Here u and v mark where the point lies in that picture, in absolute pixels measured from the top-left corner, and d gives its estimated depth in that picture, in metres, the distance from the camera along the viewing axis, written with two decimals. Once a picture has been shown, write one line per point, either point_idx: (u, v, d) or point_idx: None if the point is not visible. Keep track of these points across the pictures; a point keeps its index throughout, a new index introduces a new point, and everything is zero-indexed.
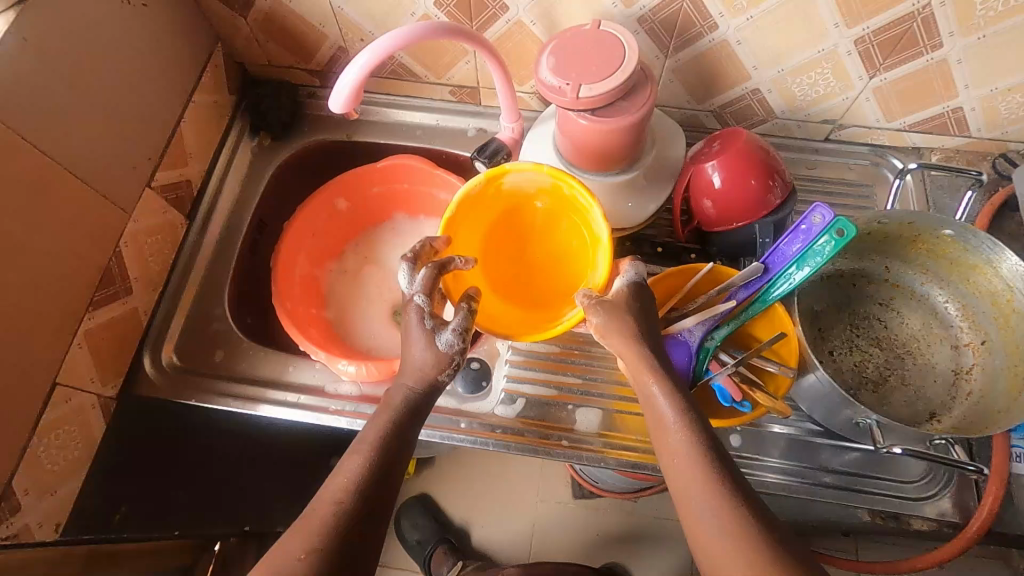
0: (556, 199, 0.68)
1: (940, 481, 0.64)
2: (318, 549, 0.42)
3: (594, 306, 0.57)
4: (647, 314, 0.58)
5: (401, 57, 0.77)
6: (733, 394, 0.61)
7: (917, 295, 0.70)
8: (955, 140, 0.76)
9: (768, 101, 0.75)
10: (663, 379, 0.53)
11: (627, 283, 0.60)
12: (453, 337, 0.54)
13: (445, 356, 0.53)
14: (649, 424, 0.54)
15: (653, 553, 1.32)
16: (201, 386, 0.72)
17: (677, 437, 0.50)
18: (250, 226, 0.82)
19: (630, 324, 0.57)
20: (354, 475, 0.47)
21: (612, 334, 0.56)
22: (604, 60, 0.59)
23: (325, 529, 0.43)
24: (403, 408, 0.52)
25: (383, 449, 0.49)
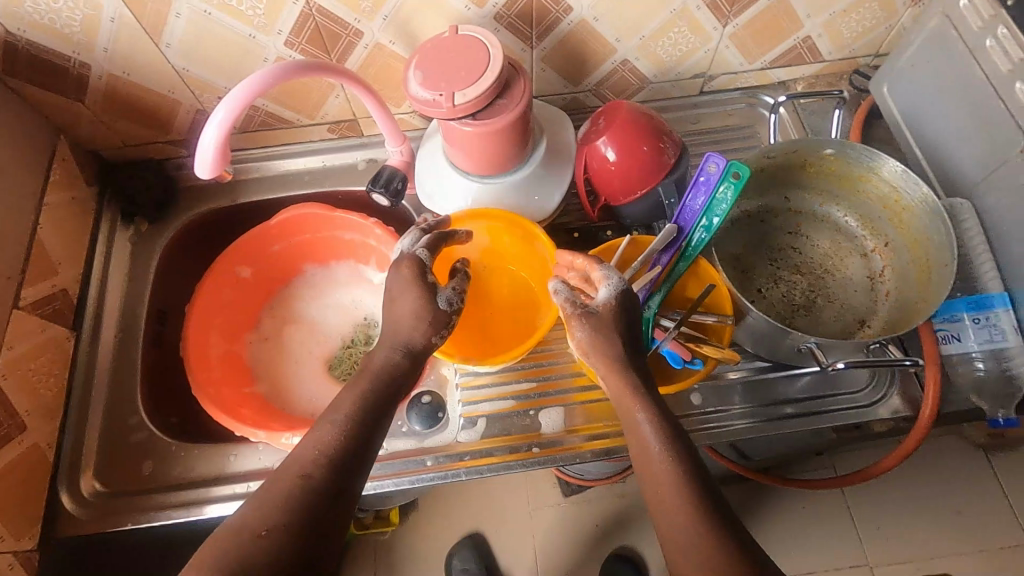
0: (497, 244, 0.73)
1: (885, 382, 0.67)
2: (280, 523, 0.43)
3: (580, 318, 0.56)
4: (633, 326, 0.56)
5: (265, 105, 0.73)
6: (683, 355, 0.61)
7: (819, 217, 0.74)
8: (813, 66, 0.80)
9: (639, 69, 0.77)
10: (649, 406, 0.52)
11: (611, 292, 0.56)
12: (451, 296, 0.59)
13: (445, 314, 0.58)
14: (631, 447, 0.52)
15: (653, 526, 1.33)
16: (134, 506, 0.65)
17: (661, 467, 0.49)
18: (149, 319, 0.75)
19: (617, 346, 0.54)
20: (328, 441, 0.48)
21: (596, 351, 0.54)
22: (470, 64, 0.58)
23: (292, 501, 0.44)
24: (379, 390, 0.53)
25: (356, 427, 0.50)
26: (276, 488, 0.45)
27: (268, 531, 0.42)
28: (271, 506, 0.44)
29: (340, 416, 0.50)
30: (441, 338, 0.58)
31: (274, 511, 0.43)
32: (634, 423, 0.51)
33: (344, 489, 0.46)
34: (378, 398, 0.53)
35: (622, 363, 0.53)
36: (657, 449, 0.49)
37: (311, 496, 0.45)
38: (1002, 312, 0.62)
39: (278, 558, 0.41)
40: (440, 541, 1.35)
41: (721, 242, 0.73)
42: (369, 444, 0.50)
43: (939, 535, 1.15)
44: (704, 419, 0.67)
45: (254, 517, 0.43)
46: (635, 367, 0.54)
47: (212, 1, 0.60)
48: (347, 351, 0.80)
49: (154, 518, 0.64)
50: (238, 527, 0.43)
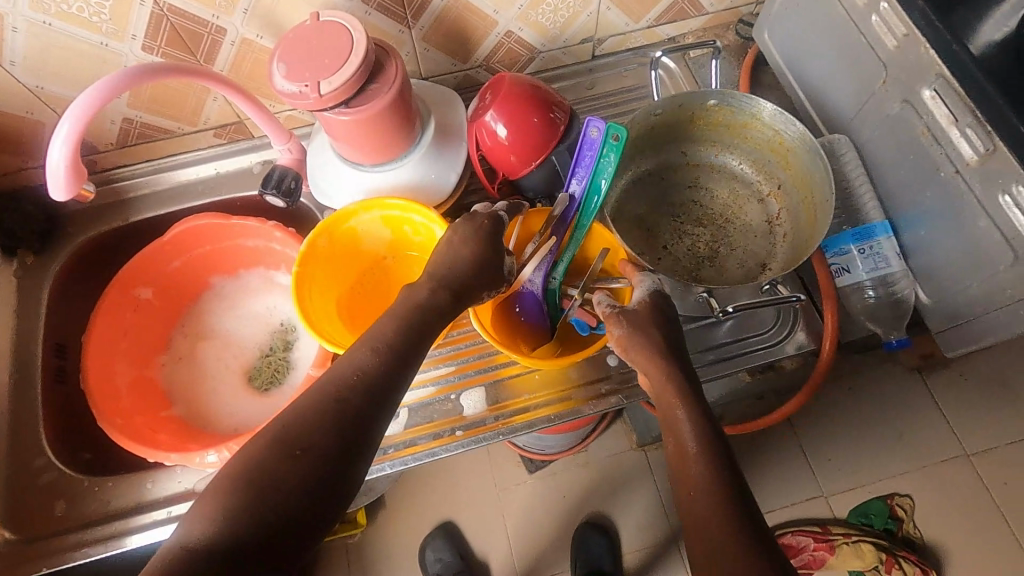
0: (402, 236, 0.71)
1: (790, 320, 0.69)
2: (315, 445, 0.44)
3: (617, 318, 0.58)
4: (669, 322, 0.58)
5: (139, 117, 0.70)
6: (590, 322, 0.67)
7: (715, 167, 0.75)
8: (697, 20, 0.81)
9: (524, 39, 0.76)
10: (693, 406, 0.53)
11: (645, 291, 0.60)
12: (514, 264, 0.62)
13: (502, 275, 0.61)
14: (669, 446, 0.53)
15: (616, 489, 1.36)
16: (50, 549, 0.62)
17: (695, 466, 0.50)
18: (47, 355, 0.71)
19: (657, 342, 0.56)
20: (365, 372, 0.50)
21: (634, 347, 0.57)
22: (333, 51, 0.56)
23: (326, 428, 0.45)
24: (409, 334, 0.53)
25: (380, 379, 0.50)
26: (313, 406, 0.47)
27: (302, 453, 0.44)
28: (309, 424, 0.45)
29: (382, 345, 0.52)
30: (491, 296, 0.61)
31: (313, 431, 0.45)
32: (675, 421, 0.53)
33: (374, 418, 0.48)
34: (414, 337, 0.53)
35: (661, 356, 0.56)
36: (692, 446, 0.51)
37: (342, 423, 0.46)
38: (884, 239, 0.65)
39: (299, 480, 0.43)
40: (410, 535, 1.34)
41: (624, 204, 0.73)
42: (405, 375, 0.52)
43: (883, 458, 1.21)
44: (622, 379, 0.68)
45: (293, 431, 0.45)
46: (678, 367, 0.56)
47: (50, 10, 0.56)
48: (266, 360, 0.79)
49: (65, 559, 0.62)
50: (277, 439, 0.45)
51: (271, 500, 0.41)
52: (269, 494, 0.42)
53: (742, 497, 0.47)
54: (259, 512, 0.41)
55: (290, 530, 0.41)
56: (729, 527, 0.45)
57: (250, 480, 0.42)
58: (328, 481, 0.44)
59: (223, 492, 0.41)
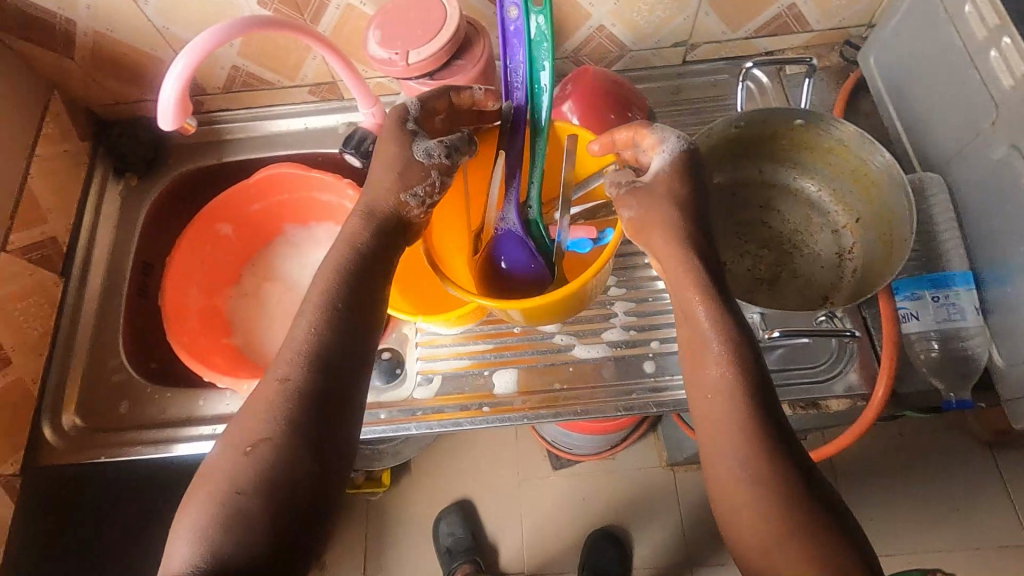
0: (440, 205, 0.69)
1: (844, 359, 0.66)
2: (264, 435, 0.43)
3: (627, 198, 0.53)
4: (700, 209, 0.52)
5: (246, 65, 0.76)
6: (589, 235, 0.64)
7: (792, 191, 0.73)
8: (801, 36, 0.78)
9: (616, 35, 0.76)
10: (713, 301, 0.48)
11: (664, 158, 0.53)
12: (429, 146, 0.54)
13: (420, 168, 0.53)
14: (684, 339, 0.49)
15: (637, 503, 1.35)
16: (108, 441, 0.69)
17: (716, 369, 0.46)
18: (134, 270, 0.79)
19: (677, 222, 0.51)
20: (302, 340, 0.47)
21: (649, 230, 0.51)
22: (427, 24, 0.59)
23: (277, 413, 0.44)
24: (349, 271, 0.50)
25: (321, 346, 0.47)
26: (260, 397, 0.45)
27: (253, 450, 0.42)
28: (260, 418, 0.44)
29: (313, 307, 0.49)
30: (414, 200, 0.54)
31: (257, 422, 0.43)
32: (692, 316, 0.48)
33: (330, 382, 0.46)
34: (361, 279, 0.51)
35: (686, 242, 0.50)
36: (717, 344, 0.47)
37: (296, 401, 0.44)
38: (962, 291, 0.61)
39: (267, 472, 0.41)
40: (428, 503, 1.39)
41: None
42: (357, 337, 0.49)
43: (932, 528, 1.12)
44: (656, 387, 0.68)
45: (244, 430, 0.43)
46: (702, 256, 0.50)
47: None
48: None
49: (120, 452, 0.68)
50: (228, 444, 0.43)
51: (239, 501, 0.40)
52: (234, 494, 0.40)
53: (785, 442, 0.43)
54: (228, 515, 0.39)
55: (277, 526, 0.39)
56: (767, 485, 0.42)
57: (208, 488, 0.41)
58: (298, 462, 0.42)
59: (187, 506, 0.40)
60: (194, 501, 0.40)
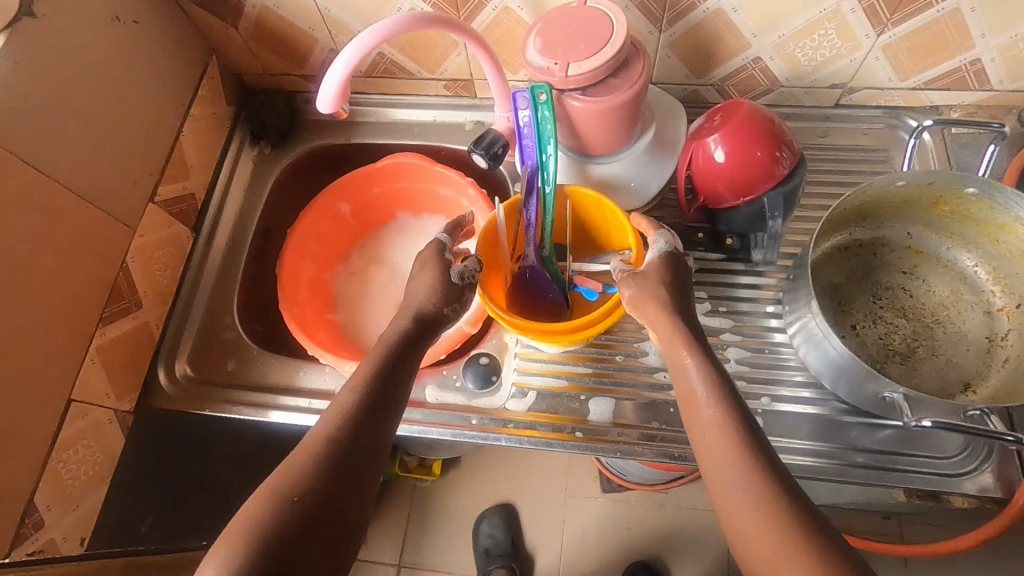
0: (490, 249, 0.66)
1: (979, 455, 0.60)
2: (310, 487, 0.45)
3: (628, 279, 0.58)
4: (683, 287, 0.57)
5: (392, 54, 0.77)
6: (596, 287, 0.68)
7: (943, 261, 0.67)
8: (976, 94, 0.72)
9: (771, 69, 0.72)
10: (698, 352, 0.52)
11: (658, 253, 0.59)
12: (464, 268, 0.60)
13: (455, 289, 0.60)
14: (678, 392, 0.53)
15: (686, 545, 1.30)
16: (215, 396, 0.72)
17: (708, 410, 0.49)
18: (256, 235, 0.82)
19: (664, 294, 0.56)
20: (347, 408, 0.51)
21: (642, 306, 0.57)
22: (592, 37, 0.58)
23: (318, 467, 0.47)
24: (391, 357, 0.55)
25: (364, 405, 0.51)
26: (304, 450, 0.48)
27: (300, 499, 0.45)
28: (303, 472, 0.46)
29: (361, 379, 0.53)
30: (453, 311, 0.59)
31: (301, 475, 0.46)
32: (682, 368, 0.52)
33: (368, 450, 0.50)
34: (399, 366, 0.55)
35: (668, 307, 0.55)
36: (702, 391, 0.50)
37: (330, 457, 0.47)
38: None
39: (304, 519, 0.44)
40: (473, 500, 1.39)
41: (821, 268, 0.68)
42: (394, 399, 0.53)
43: None
44: None
45: (287, 481, 0.46)
46: (684, 315, 0.55)
47: None
48: None
49: (223, 407, 0.71)
50: (271, 492, 0.45)
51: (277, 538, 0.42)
52: (279, 539, 0.42)
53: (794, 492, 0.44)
54: (270, 559, 0.41)
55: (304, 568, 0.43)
56: (800, 551, 0.41)
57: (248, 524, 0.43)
58: (330, 518, 0.45)
59: (228, 548, 0.42)
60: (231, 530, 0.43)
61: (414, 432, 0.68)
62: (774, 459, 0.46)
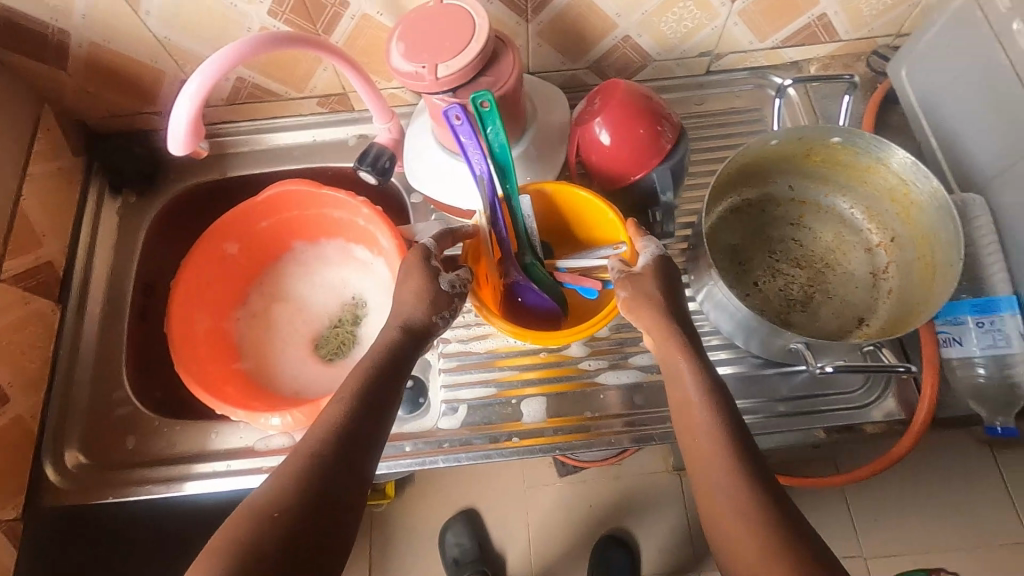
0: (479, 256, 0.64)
1: (880, 384, 0.65)
2: (290, 505, 0.42)
3: (624, 281, 0.57)
4: (674, 289, 0.56)
5: (252, 77, 0.72)
6: (595, 286, 0.64)
7: (824, 207, 0.71)
8: (827, 46, 0.76)
9: (640, 45, 0.73)
10: (693, 357, 0.52)
11: (650, 258, 0.58)
12: (454, 278, 0.57)
13: (446, 296, 0.56)
14: (672, 396, 0.53)
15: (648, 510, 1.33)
16: (116, 480, 0.65)
17: (702, 413, 0.50)
18: (135, 293, 0.75)
19: (656, 298, 0.55)
20: (335, 421, 0.48)
21: (637, 310, 0.55)
22: (455, 35, 0.55)
23: (300, 483, 0.43)
24: (379, 370, 0.52)
25: (346, 421, 0.48)
26: (288, 465, 0.45)
27: (282, 515, 0.42)
28: (286, 487, 0.43)
29: (348, 393, 0.50)
30: (442, 320, 0.56)
31: (283, 493, 0.43)
32: (676, 371, 0.52)
33: (357, 459, 0.47)
34: (389, 377, 0.52)
35: (666, 314, 0.54)
36: (697, 398, 0.50)
37: (318, 471, 0.44)
38: (1008, 316, 0.59)
39: (283, 541, 0.40)
40: (432, 513, 1.36)
41: (718, 232, 0.70)
42: (382, 419, 0.50)
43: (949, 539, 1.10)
44: None
45: (267, 499, 0.43)
46: (679, 320, 0.54)
47: None
48: (335, 331, 0.80)
49: (127, 492, 0.64)
50: (253, 512, 0.42)
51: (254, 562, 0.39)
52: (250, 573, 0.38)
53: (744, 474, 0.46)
54: None
55: None
56: None
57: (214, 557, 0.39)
58: (319, 534, 0.42)
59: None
60: (205, 551, 0.40)
61: None
62: (762, 463, 0.47)
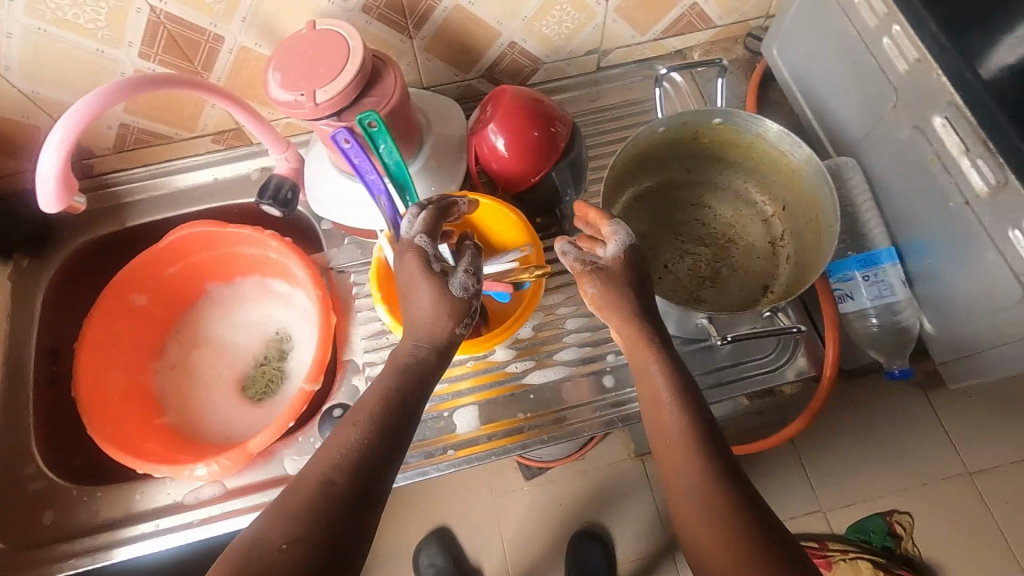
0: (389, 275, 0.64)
1: (790, 346, 0.68)
2: (300, 535, 0.40)
3: (589, 275, 0.54)
4: (643, 289, 0.54)
5: (137, 122, 0.70)
6: (506, 289, 0.65)
7: (720, 185, 0.74)
8: (706, 33, 0.80)
9: (528, 50, 0.75)
10: (663, 356, 0.52)
11: (620, 248, 0.55)
12: (465, 279, 0.53)
13: (462, 302, 0.53)
14: (643, 395, 0.53)
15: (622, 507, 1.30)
16: (37, 560, 0.62)
17: (672, 408, 0.50)
18: (40, 360, 0.71)
19: (627, 299, 0.53)
20: (350, 446, 0.45)
21: (608, 306, 0.54)
22: (330, 60, 0.55)
23: (310, 512, 0.41)
24: (399, 395, 0.49)
25: (372, 449, 0.45)
26: (300, 491, 0.43)
27: (288, 547, 0.39)
28: (294, 515, 0.41)
29: (365, 418, 0.47)
30: (466, 329, 0.53)
31: (294, 522, 0.41)
32: (647, 373, 0.52)
33: (373, 483, 0.44)
34: (407, 398, 0.49)
35: (634, 313, 0.53)
36: (667, 394, 0.51)
37: (330, 501, 0.42)
38: (889, 267, 0.63)
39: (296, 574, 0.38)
40: (402, 539, 1.33)
41: (625, 221, 0.72)
42: (400, 445, 0.47)
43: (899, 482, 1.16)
44: (616, 401, 0.67)
45: (276, 530, 0.40)
46: (650, 319, 0.54)
47: (45, 17, 0.56)
48: (260, 370, 0.78)
49: (50, 571, 0.61)
50: (259, 541, 0.40)
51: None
52: None
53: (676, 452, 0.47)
54: None
55: None
56: None
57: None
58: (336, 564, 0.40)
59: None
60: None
61: None
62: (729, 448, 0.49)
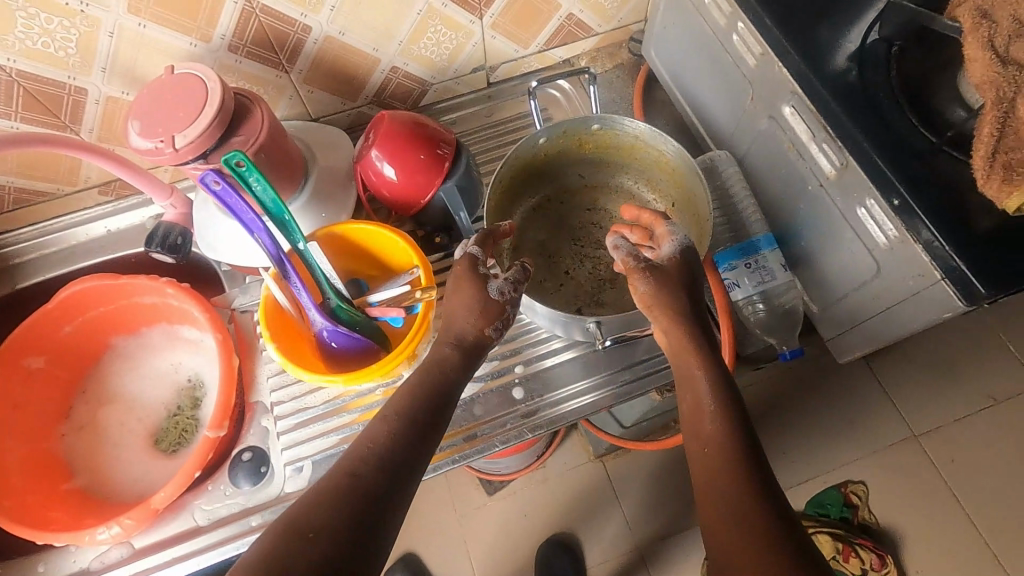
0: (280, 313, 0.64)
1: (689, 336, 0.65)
2: (325, 523, 0.40)
3: (643, 273, 0.56)
4: (697, 286, 0.57)
5: (12, 181, 0.68)
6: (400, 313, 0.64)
7: (612, 188, 0.75)
8: (588, 41, 0.82)
9: (411, 73, 0.76)
10: (709, 364, 0.52)
11: (677, 248, 0.57)
12: (502, 284, 0.57)
13: (496, 305, 0.57)
14: (686, 405, 0.53)
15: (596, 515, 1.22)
16: None
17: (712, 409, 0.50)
18: None
19: (676, 299, 0.55)
20: (380, 440, 0.47)
21: (658, 305, 0.55)
22: (187, 103, 0.55)
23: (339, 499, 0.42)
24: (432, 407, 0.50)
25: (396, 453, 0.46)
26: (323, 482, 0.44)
27: (314, 533, 0.39)
28: (324, 507, 0.41)
29: (396, 414, 0.49)
30: (495, 333, 0.57)
31: (323, 509, 0.41)
32: (692, 379, 0.52)
33: (400, 477, 0.45)
34: (432, 409, 0.51)
35: (682, 313, 0.55)
36: (711, 403, 0.50)
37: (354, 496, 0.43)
38: (768, 252, 0.65)
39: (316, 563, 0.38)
40: None
41: (524, 232, 0.73)
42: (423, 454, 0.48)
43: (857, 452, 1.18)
44: (528, 411, 0.68)
45: (312, 519, 0.40)
46: (694, 318, 0.55)
47: None
48: (173, 422, 0.76)
49: None
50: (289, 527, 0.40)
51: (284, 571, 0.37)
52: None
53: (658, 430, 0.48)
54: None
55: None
56: None
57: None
58: (357, 553, 0.40)
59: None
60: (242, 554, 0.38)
61: (200, 564, 0.63)
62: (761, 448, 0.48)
